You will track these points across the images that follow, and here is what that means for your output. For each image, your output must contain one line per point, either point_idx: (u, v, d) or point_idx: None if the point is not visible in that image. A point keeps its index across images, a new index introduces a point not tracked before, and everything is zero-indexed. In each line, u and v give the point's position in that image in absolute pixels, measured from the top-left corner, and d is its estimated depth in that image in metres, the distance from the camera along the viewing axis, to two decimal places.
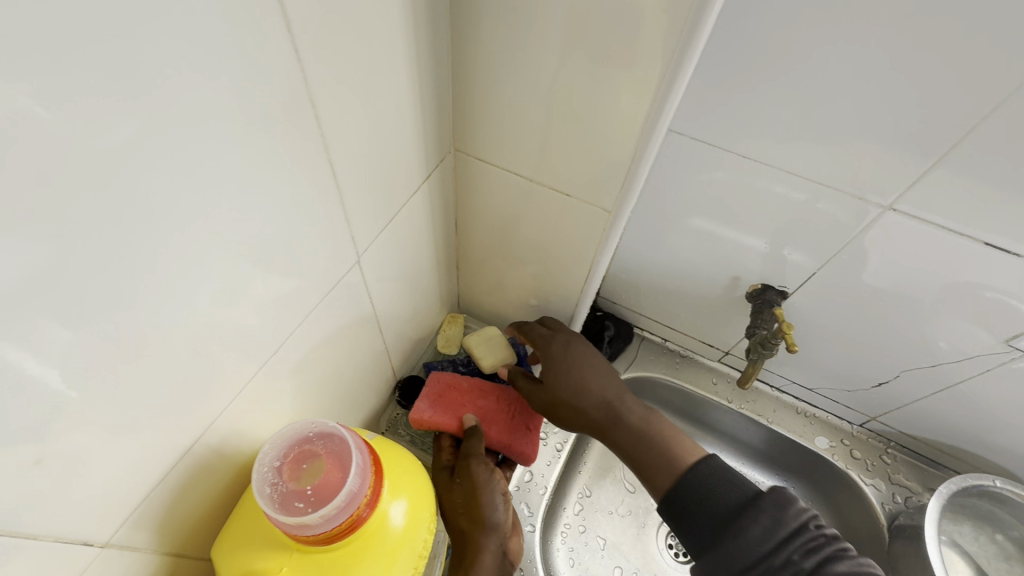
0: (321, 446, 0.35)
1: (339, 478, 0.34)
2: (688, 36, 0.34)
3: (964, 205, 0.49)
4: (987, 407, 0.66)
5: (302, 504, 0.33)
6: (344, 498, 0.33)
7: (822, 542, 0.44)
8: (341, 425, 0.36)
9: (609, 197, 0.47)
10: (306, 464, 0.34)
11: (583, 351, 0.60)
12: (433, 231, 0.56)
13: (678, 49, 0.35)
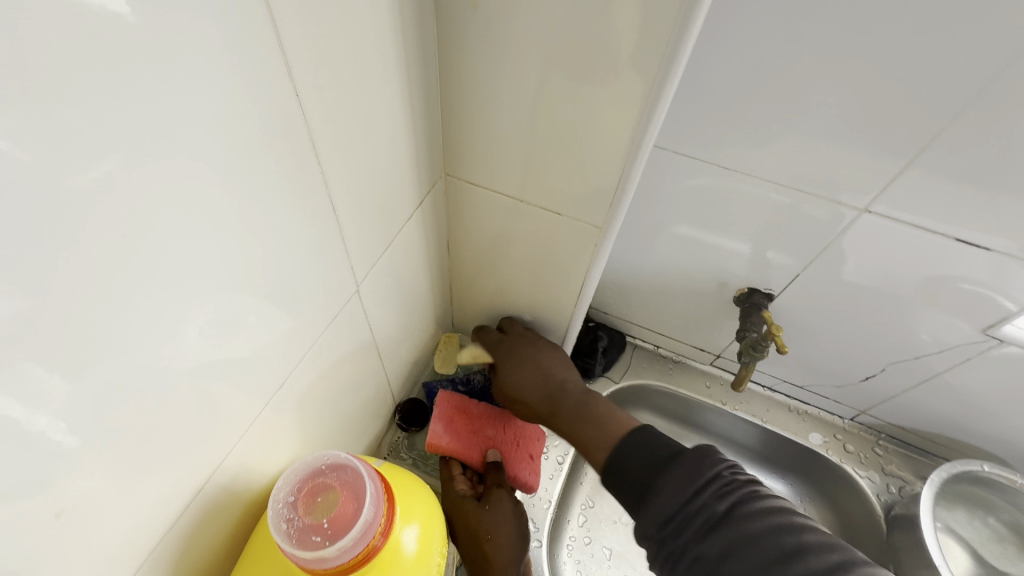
0: (334, 478, 0.35)
1: (353, 508, 0.34)
2: (669, 59, 0.35)
3: (931, 203, 0.51)
4: (970, 394, 0.68)
5: (318, 538, 0.33)
6: (360, 529, 0.33)
7: (737, 486, 0.42)
8: (352, 456, 0.36)
9: (599, 213, 0.48)
10: (320, 497, 0.34)
11: (535, 343, 0.62)
12: (427, 255, 0.56)
13: (660, 70, 0.36)
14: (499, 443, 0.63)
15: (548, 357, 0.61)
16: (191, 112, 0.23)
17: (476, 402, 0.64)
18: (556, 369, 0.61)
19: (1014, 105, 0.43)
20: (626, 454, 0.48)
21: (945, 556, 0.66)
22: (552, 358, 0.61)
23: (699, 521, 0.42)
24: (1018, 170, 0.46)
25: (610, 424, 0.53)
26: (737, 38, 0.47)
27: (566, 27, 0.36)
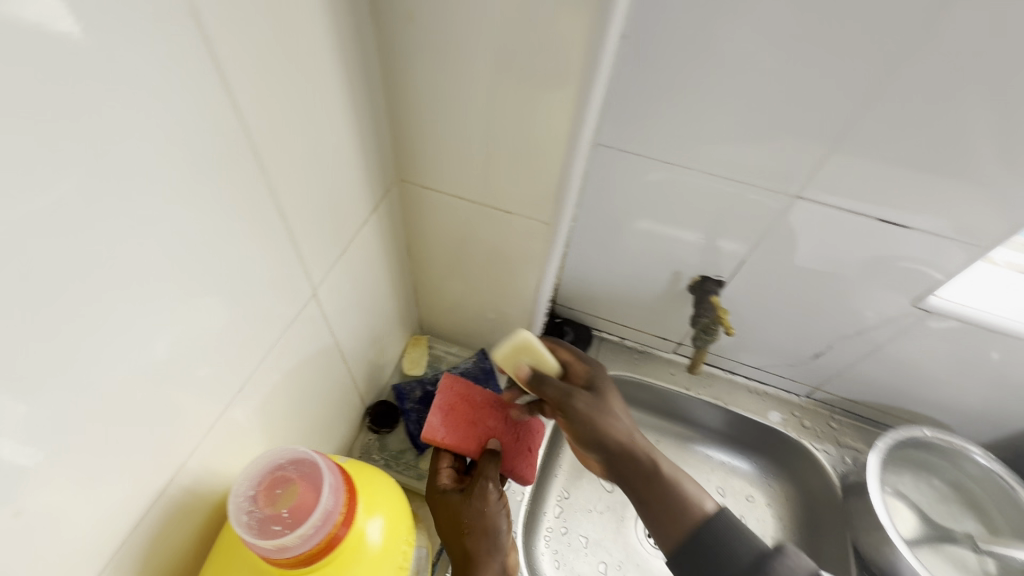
0: (293, 471, 0.36)
1: (313, 498, 0.36)
2: (592, 64, 0.38)
3: (853, 184, 0.56)
4: (908, 364, 0.73)
5: (279, 527, 0.34)
6: (319, 518, 0.34)
7: None
8: (310, 449, 0.38)
9: (545, 210, 0.50)
10: (280, 489, 0.35)
11: (607, 384, 0.60)
12: (387, 259, 0.58)
13: (586, 72, 0.38)
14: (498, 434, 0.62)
15: (618, 403, 0.59)
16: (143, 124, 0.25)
17: (479, 390, 0.62)
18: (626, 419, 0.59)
19: (914, 92, 0.47)
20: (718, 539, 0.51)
21: (892, 517, 0.70)
22: (619, 403, 0.60)
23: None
24: (923, 151, 0.51)
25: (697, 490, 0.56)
26: (666, 40, 0.51)
27: (497, 35, 0.38)
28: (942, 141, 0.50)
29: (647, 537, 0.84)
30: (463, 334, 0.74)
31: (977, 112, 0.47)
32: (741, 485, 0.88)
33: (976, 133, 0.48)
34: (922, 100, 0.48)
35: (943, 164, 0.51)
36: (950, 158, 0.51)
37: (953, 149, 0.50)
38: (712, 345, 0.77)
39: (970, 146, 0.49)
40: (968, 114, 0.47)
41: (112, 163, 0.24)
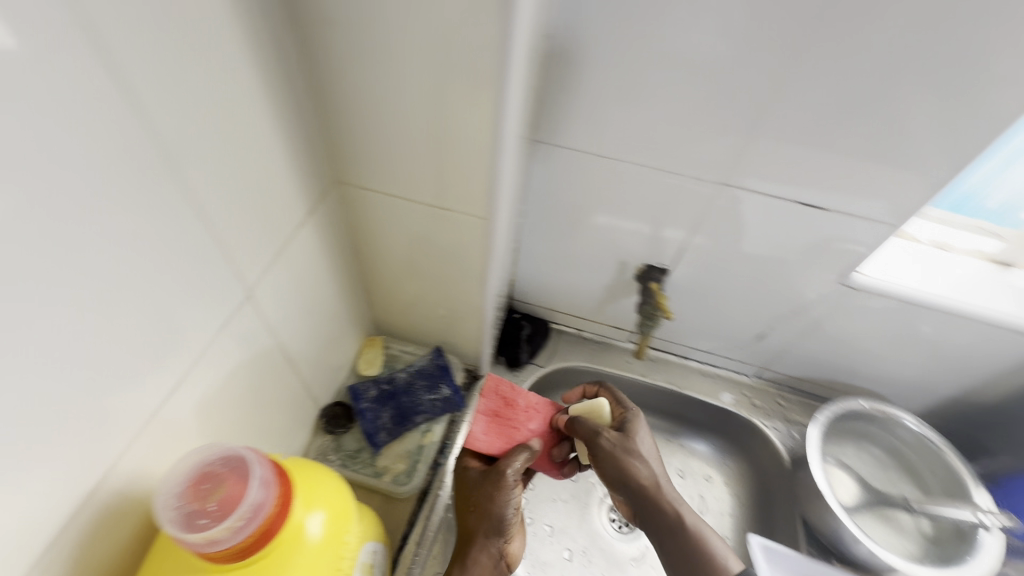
0: (220, 467, 0.37)
1: (241, 490, 0.36)
2: (503, 67, 0.38)
3: (774, 170, 0.59)
4: (844, 341, 0.77)
5: (205, 520, 0.35)
6: (246, 511, 0.35)
7: None
8: (236, 444, 0.38)
9: (479, 206, 0.51)
10: (207, 485, 0.36)
11: (642, 431, 0.64)
12: (333, 260, 0.59)
13: (498, 73, 0.39)
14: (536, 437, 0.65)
15: (653, 451, 0.63)
16: (47, 132, 0.26)
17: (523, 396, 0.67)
18: (661, 468, 0.62)
19: (819, 80, 0.50)
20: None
21: (832, 487, 0.74)
22: (655, 451, 0.63)
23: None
24: (833, 137, 0.54)
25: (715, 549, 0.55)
26: (590, 38, 0.53)
27: (409, 36, 0.39)
28: (849, 127, 0.53)
29: (610, 522, 0.86)
30: (418, 332, 0.75)
31: (877, 99, 0.50)
32: (699, 466, 0.90)
33: (878, 119, 0.52)
34: (827, 89, 0.51)
35: (853, 149, 0.55)
36: (858, 143, 0.54)
37: (860, 134, 0.53)
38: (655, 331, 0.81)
39: (874, 131, 0.53)
40: (869, 101, 0.51)
41: (16, 169, 0.25)
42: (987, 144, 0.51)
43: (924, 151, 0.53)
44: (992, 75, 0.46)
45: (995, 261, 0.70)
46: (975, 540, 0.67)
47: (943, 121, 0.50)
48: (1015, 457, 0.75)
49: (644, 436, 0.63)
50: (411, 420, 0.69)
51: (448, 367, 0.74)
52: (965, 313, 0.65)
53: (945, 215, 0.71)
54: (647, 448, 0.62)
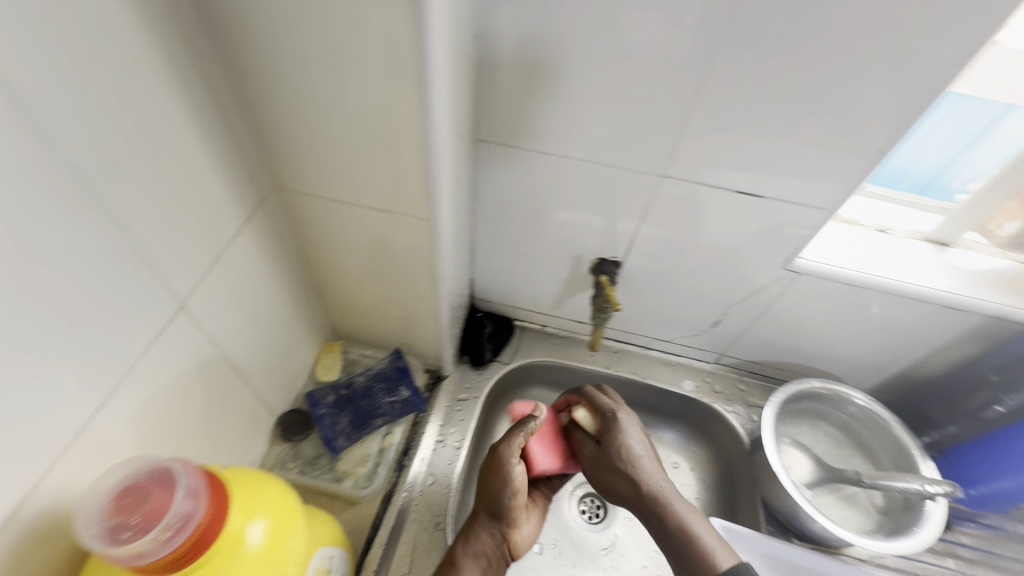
0: (145, 479, 0.36)
1: (167, 500, 0.36)
2: (421, 66, 0.39)
3: (711, 160, 0.61)
4: (795, 324, 0.79)
5: (129, 533, 0.34)
6: (173, 520, 0.35)
7: None
8: (163, 456, 0.37)
9: (419, 207, 0.52)
10: (131, 497, 0.35)
11: (631, 435, 0.68)
12: (281, 267, 0.59)
13: (418, 75, 0.40)
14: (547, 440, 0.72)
15: (644, 452, 0.66)
16: None
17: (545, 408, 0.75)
18: (656, 469, 0.65)
19: (743, 71, 0.52)
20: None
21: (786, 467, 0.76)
22: (648, 453, 0.67)
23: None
24: (762, 127, 0.56)
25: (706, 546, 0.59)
26: (523, 36, 0.54)
27: (328, 38, 0.39)
28: (776, 116, 0.55)
29: (580, 513, 0.88)
30: (377, 335, 0.76)
31: (799, 89, 0.52)
32: (667, 453, 0.91)
33: (802, 108, 0.53)
34: (752, 80, 0.52)
35: (782, 138, 0.56)
36: (786, 131, 0.56)
37: (787, 122, 0.55)
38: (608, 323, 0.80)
39: (800, 119, 0.54)
40: (792, 90, 0.52)
41: None
42: (904, 128, 0.53)
43: (848, 137, 0.55)
44: (902, 60, 0.48)
45: (932, 240, 0.73)
46: (921, 510, 0.69)
47: (862, 107, 0.52)
48: (958, 427, 0.78)
49: (633, 440, 0.67)
50: (370, 423, 0.69)
51: (407, 369, 0.74)
52: (903, 291, 0.68)
53: (898, 195, 0.72)
54: (638, 453, 0.66)
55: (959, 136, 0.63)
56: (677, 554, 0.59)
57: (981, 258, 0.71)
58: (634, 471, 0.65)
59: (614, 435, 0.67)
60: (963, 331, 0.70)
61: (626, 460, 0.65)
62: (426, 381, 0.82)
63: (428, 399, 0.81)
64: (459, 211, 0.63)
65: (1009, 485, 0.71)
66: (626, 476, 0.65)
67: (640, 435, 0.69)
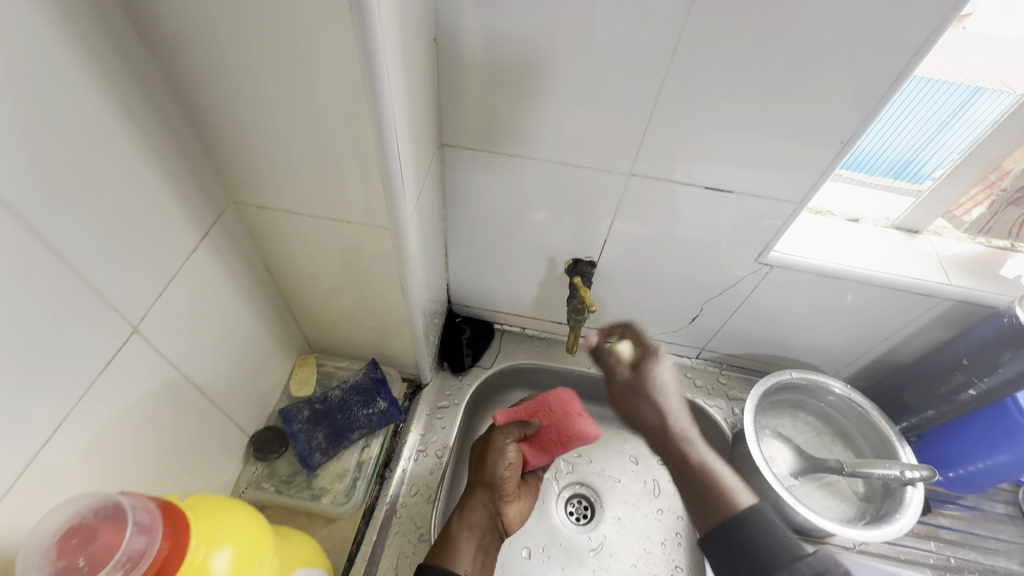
0: (94, 517, 0.35)
1: (117, 537, 0.34)
2: (371, 75, 0.38)
3: (678, 157, 0.60)
4: (771, 316, 0.80)
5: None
6: (124, 559, 0.34)
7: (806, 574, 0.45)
8: (118, 492, 0.36)
9: (383, 216, 0.51)
10: (79, 537, 0.34)
11: (662, 367, 0.60)
12: (245, 283, 0.58)
13: (370, 82, 0.38)
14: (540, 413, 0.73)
15: (673, 386, 0.58)
16: None
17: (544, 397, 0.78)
18: (678, 400, 0.57)
19: (704, 68, 0.51)
20: (747, 530, 0.47)
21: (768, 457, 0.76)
22: (678, 390, 0.58)
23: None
24: (726, 122, 0.56)
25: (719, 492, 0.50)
26: (481, 40, 0.53)
27: (274, 50, 0.38)
28: (740, 111, 0.55)
29: (568, 515, 0.87)
30: (351, 346, 0.74)
31: (760, 84, 0.52)
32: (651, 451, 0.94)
33: (763, 102, 0.53)
34: (714, 76, 0.52)
35: (746, 133, 0.56)
36: (751, 126, 0.56)
37: (750, 118, 0.55)
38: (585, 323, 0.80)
39: (762, 114, 0.54)
40: (755, 84, 0.52)
41: None
42: (864, 119, 0.53)
43: (813, 129, 0.55)
44: (860, 50, 0.48)
45: (899, 227, 0.74)
46: (901, 497, 0.70)
47: (822, 99, 0.52)
48: (936, 410, 0.76)
49: (664, 370, 0.60)
50: (346, 437, 0.68)
51: (384, 380, 0.72)
52: (874, 279, 0.68)
53: (876, 180, 0.74)
54: (668, 386, 0.58)
55: (929, 122, 0.64)
56: (694, 503, 0.51)
57: (949, 243, 0.72)
58: (654, 405, 0.57)
59: (648, 364, 0.60)
60: (934, 316, 0.71)
61: (652, 394, 0.57)
62: (406, 390, 0.81)
63: (408, 409, 0.80)
64: (427, 218, 0.62)
65: (986, 464, 0.73)
66: (650, 404, 0.57)
67: (671, 371, 0.60)
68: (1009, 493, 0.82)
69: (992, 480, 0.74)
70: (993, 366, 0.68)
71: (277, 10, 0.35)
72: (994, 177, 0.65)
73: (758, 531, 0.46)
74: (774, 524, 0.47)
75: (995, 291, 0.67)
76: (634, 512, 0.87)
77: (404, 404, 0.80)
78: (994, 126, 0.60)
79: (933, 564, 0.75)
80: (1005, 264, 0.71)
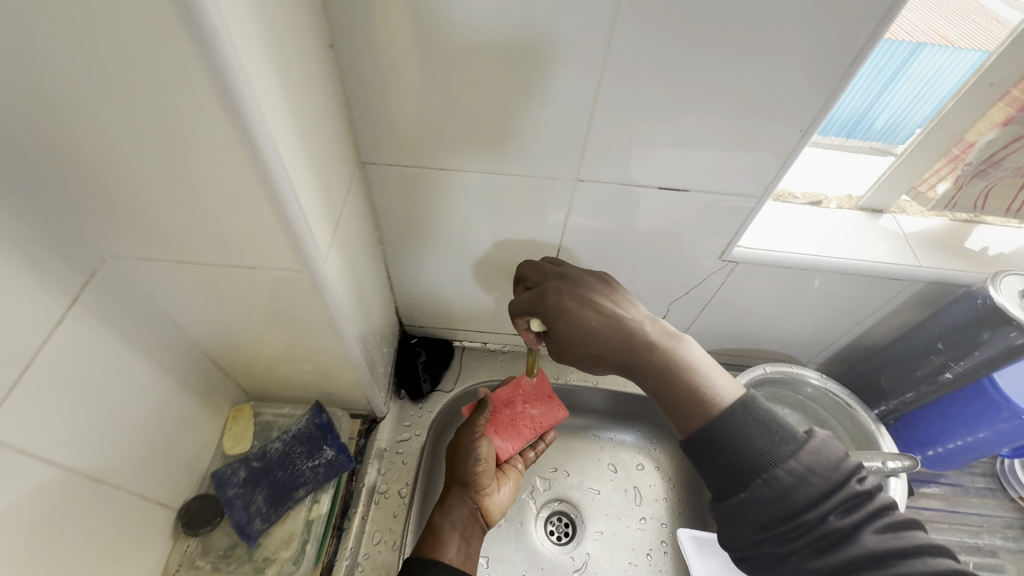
0: None
1: None
2: (232, 101, 0.31)
3: (626, 159, 0.55)
4: (739, 311, 0.76)
5: None
6: None
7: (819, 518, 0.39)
8: None
9: (288, 258, 0.44)
10: None
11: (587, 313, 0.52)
12: (147, 343, 0.50)
13: (232, 109, 0.31)
14: (509, 400, 0.77)
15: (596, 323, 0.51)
16: None
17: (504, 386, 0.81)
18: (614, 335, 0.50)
19: (644, 62, 0.46)
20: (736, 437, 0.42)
21: None
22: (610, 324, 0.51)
23: (810, 538, 0.39)
24: (673, 118, 0.51)
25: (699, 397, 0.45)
26: (391, 44, 0.47)
27: (101, 83, 0.30)
28: (686, 106, 0.50)
29: (548, 535, 0.82)
30: (292, 391, 0.68)
31: (705, 76, 0.47)
32: (630, 456, 0.89)
33: (710, 93, 0.48)
34: (656, 69, 0.47)
35: (695, 128, 0.52)
36: (699, 121, 0.51)
37: (697, 113, 0.50)
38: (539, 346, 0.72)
39: (710, 108, 0.50)
40: (700, 76, 0.47)
41: None
42: (823, 104, 0.49)
43: (767, 118, 0.50)
44: (811, 30, 0.43)
45: (864, 208, 0.70)
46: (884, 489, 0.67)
47: (775, 87, 0.48)
48: (916, 393, 0.74)
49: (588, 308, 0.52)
50: (290, 496, 0.61)
51: (330, 425, 0.66)
52: (843, 265, 0.64)
53: (828, 138, 0.71)
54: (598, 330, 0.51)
55: (876, 79, 0.61)
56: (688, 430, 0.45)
57: (914, 220, 0.69)
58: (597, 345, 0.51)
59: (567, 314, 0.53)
60: (905, 298, 0.68)
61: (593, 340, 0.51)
62: (359, 428, 0.74)
63: (365, 447, 0.73)
64: (353, 248, 0.55)
65: (964, 442, 0.71)
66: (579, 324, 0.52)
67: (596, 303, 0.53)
68: (988, 465, 0.81)
69: (969, 456, 0.72)
70: (970, 348, 0.65)
71: (91, 35, 0.28)
72: (957, 151, 0.61)
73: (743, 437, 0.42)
74: (765, 420, 0.43)
75: (969, 270, 0.64)
76: (617, 524, 0.83)
77: (359, 443, 0.73)
78: (957, 96, 0.56)
79: None
80: (970, 237, 0.69)
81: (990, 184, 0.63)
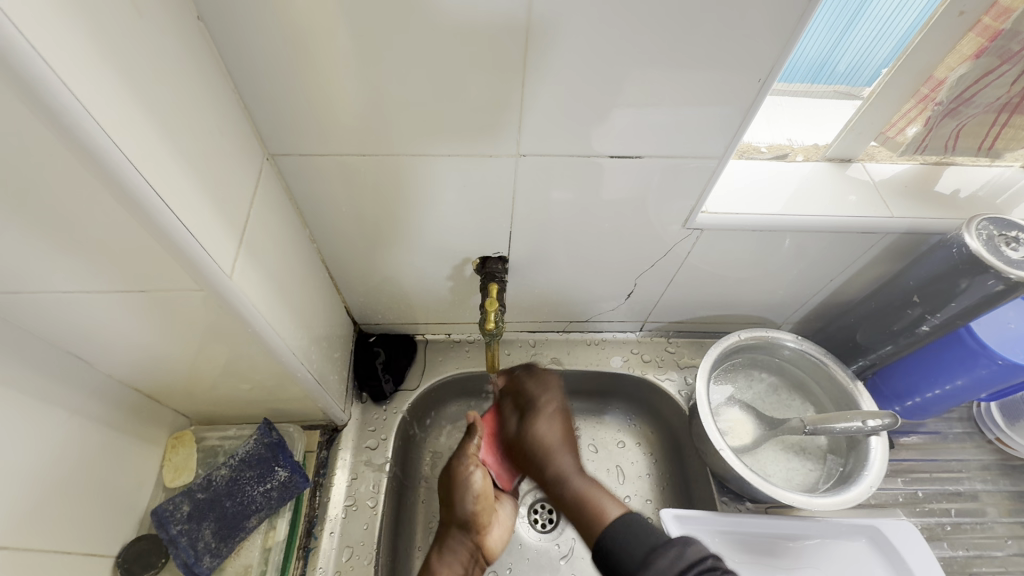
0: None
1: None
2: (41, 101, 0.25)
3: (570, 127, 0.50)
4: (708, 279, 0.73)
5: None
6: None
7: None
8: None
9: (186, 277, 0.39)
10: None
11: (542, 425, 0.61)
12: (42, 386, 0.45)
13: (44, 113, 0.26)
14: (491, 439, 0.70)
15: (556, 440, 0.59)
16: None
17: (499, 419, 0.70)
18: (575, 463, 0.57)
19: (577, 14, 0.40)
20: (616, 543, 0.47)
21: (722, 432, 0.70)
22: (563, 442, 0.59)
23: None
24: (615, 80, 0.45)
25: (585, 518, 0.51)
26: (279, 13, 0.40)
27: None
28: (627, 64, 0.44)
29: (532, 524, 0.76)
30: (237, 410, 0.63)
31: (647, 30, 0.42)
32: (610, 434, 0.84)
33: (656, 49, 0.43)
34: (593, 23, 0.41)
35: (642, 90, 0.46)
36: (644, 83, 0.46)
37: (639, 70, 0.45)
38: (499, 340, 0.68)
39: (650, 66, 0.44)
40: (638, 32, 0.42)
41: None
42: (782, 47, 0.43)
43: (723, 69, 0.45)
44: None
45: (831, 158, 0.66)
46: (866, 448, 0.66)
47: (728, 35, 0.42)
48: (894, 345, 0.71)
49: (544, 429, 0.60)
50: (241, 527, 0.59)
51: (281, 443, 0.64)
52: (812, 223, 0.60)
53: (794, 87, 0.66)
54: (550, 442, 0.58)
55: (834, 21, 0.55)
56: (560, 504, 0.54)
57: (885, 167, 0.65)
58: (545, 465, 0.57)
59: (534, 415, 0.62)
60: (879, 250, 0.65)
61: (538, 446, 0.59)
62: (319, 439, 0.70)
63: (326, 459, 0.68)
64: (272, 255, 0.49)
65: (942, 390, 0.69)
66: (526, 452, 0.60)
67: (559, 425, 0.61)
68: (965, 409, 0.80)
69: (947, 403, 0.71)
70: (947, 299, 0.62)
71: None
72: (927, 91, 0.58)
73: (624, 537, 0.47)
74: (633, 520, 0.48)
75: (940, 216, 0.61)
76: None
77: (321, 456, 0.69)
78: (925, 28, 0.51)
79: (903, 501, 0.73)
80: (941, 179, 0.65)
81: (962, 122, 0.60)
